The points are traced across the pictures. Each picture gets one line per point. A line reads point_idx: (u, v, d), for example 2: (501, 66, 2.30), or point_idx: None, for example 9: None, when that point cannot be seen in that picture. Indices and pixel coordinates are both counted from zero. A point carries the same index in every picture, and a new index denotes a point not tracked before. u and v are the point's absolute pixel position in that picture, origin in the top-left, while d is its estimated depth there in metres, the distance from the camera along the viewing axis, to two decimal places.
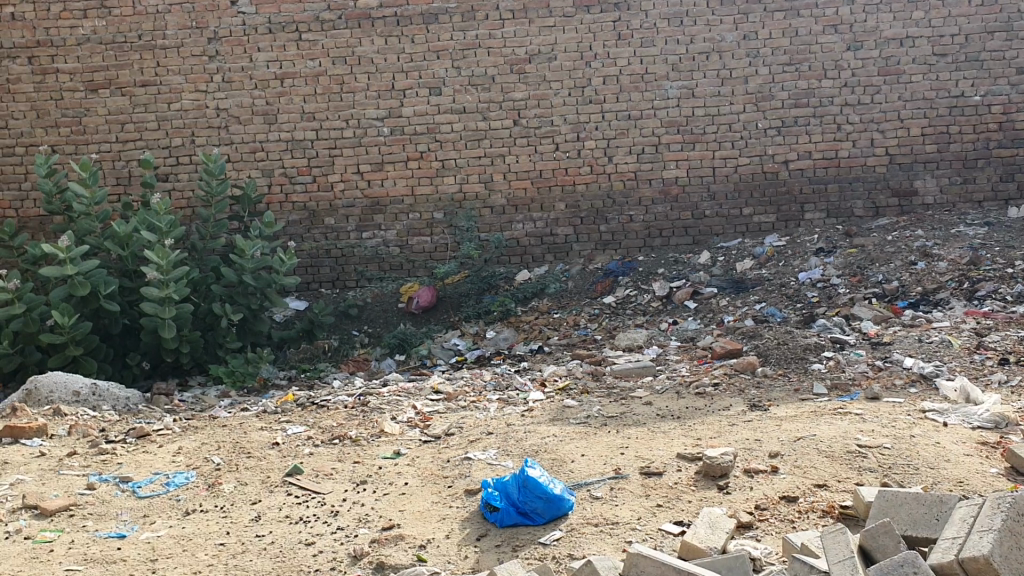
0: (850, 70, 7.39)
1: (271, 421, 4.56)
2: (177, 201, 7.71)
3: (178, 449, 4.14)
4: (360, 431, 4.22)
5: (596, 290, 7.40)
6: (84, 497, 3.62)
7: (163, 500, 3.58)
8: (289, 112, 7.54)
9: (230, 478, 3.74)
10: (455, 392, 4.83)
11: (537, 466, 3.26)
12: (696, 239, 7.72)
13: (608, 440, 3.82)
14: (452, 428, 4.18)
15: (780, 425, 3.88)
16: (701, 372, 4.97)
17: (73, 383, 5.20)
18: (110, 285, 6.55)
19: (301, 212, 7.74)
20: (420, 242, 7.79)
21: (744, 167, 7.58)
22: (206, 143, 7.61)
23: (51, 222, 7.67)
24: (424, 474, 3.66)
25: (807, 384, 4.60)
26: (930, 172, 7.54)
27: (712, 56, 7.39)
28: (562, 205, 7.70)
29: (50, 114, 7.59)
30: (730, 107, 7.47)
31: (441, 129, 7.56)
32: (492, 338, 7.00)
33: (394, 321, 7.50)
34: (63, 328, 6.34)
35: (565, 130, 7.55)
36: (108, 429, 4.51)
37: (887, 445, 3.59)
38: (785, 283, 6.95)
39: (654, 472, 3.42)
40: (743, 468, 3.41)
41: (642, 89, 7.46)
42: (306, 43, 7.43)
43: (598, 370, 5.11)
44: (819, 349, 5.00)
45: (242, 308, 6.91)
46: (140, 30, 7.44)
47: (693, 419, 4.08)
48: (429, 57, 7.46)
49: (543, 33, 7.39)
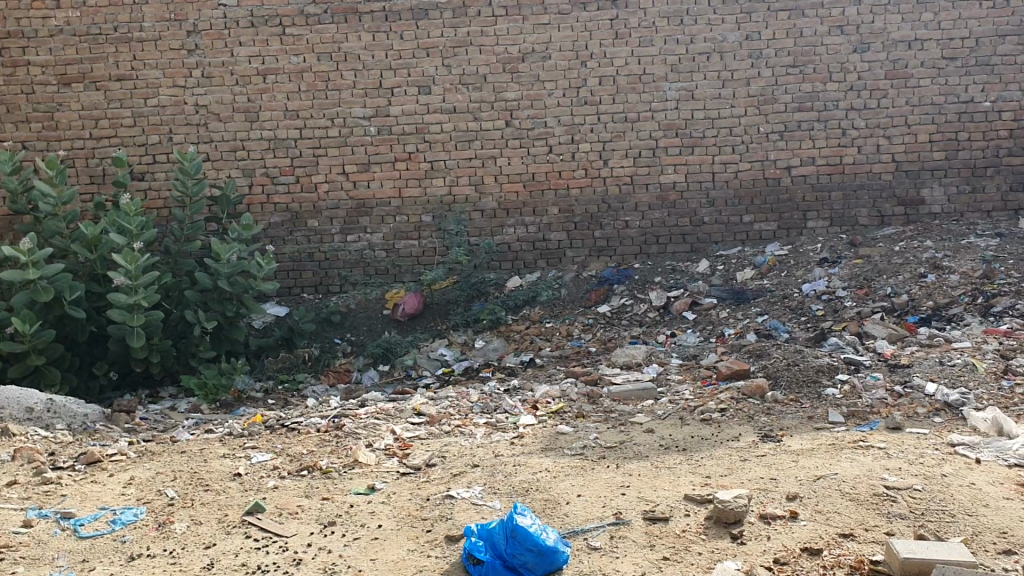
0: (857, 73, 7.03)
1: (236, 446, 4.16)
2: (153, 201, 7.30)
3: (130, 479, 3.73)
4: (332, 461, 3.84)
5: (590, 299, 7.04)
6: (19, 537, 3.21)
7: (107, 542, 3.18)
8: (271, 109, 7.15)
9: (184, 516, 3.35)
10: (439, 415, 4.44)
11: (527, 513, 2.88)
12: (696, 247, 7.35)
13: (607, 477, 3.45)
14: (434, 457, 3.80)
15: (797, 461, 3.50)
16: (707, 395, 4.59)
17: (27, 399, 4.78)
18: (76, 290, 6.14)
19: (282, 213, 7.34)
20: (406, 247, 7.40)
21: (746, 172, 7.21)
22: (184, 141, 7.20)
23: (20, 222, 7.24)
24: (401, 514, 3.27)
25: (821, 411, 4.23)
26: (937, 180, 7.19)
27: (713, 57, 7.02)
28: (555, 209, 7.32)
29: (21, 108, 7.17)
30: (731, 110, 7.10)
31: (430, 129, 7.17)
32: (481, 349, 6.62)
33: (379, 329, 7.11)
34: (23, 336, 5.90)
35: (559, 132, 7.17)
36: (58, 454, 4.10)
37: (918, 487, 3.20)
38: (787, 295, 6.59)
39: (659, 518, 3.04)
40: (758, 513, 3.04)
41: (640, 91, 7.09)
42: (290, 38, 7.03)
43: (594, 392, 4.73)
44: (833, 371, 4.63)
45: (217, 315, 6.51)
46: (116, 22, 7.03)
47: (700, 452, 3.71)
48: (418, 54, 7.06)
49: (537, 30, 7.01)
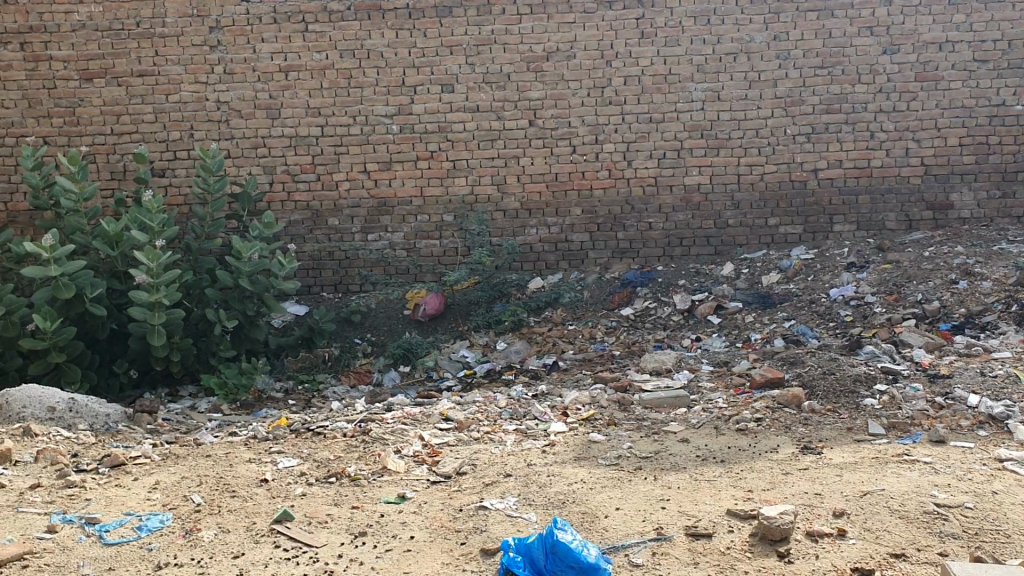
0: (886, 75, 6.90)
1: (261, 451, 4.09)
2: (174, 197, 7.23)
3: (155, 483, 3.65)
4: (361, 467, 3.76)
5: (614, 302, 6.93)
6: (43, 543, 3.13)
7: (133, 549, 3.10)
8: (292, 106, 7.07)
9: (211, 524, 3.27)
10: (466, 420, 4.35)
11: (567, 528, 2.79)
12: (720, 250, 7.24)
13: (644, 489, 3.35)
14: (464, 465, 3.71)
15: (841, 475, 3.40)
16: (740, 403, 4.49)
17: (48, 399, 4.71)
18: (98, 287, 6.06)
19: (302, 211, 7.27)
20: (427, 246, 7.31)
21: (772, 174, 7.09)
22: (205, 137, 7.13)
23: (41, 217, 7.18)
24: (434, 525, 3.18)
25: (860, 422, 4.12)
26: (967, 184, 7.05)
27: (740, 57, 6.90)
28: (578, 210, 7.22)
29: (42, 103, 7.11)
30: (758, 112, 6.99)
31: (453, 128, 7.08)
32: (503, 352, 6.53)
33: (399, 329, 7.02)
34: (44, 333, 5.81)
35: (583, 132, 7.07)
36: (81, 455, 4.03)
37: (970, 505, 3.09)
38: (815, 300, 6.47)
39: (702, 534, 2.94)
40: (805, 531, 2.94)
41: (666, 91, 6.98)
42: (313, 34, 6.95)
43: (625, 399, 4.63)
44: (870, 381, 4.51)
45: (238, 314, 6.44)
46: (138, 17, 6.96)
47: (740, 464, 3.61)
48: (441, 52, 6.97)
49: (562, 29, 6.91)
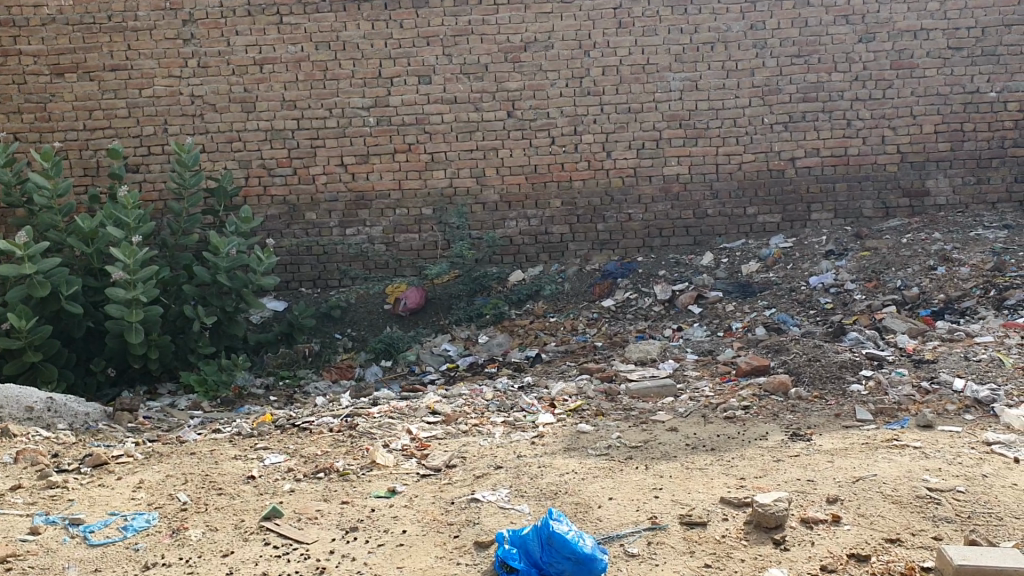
0: (862, 63, 6.92)
1: (246, 448, 4.03)
2: (149, 193, 7.13)
3: (139, 482, 3.59)
4: (349, 462, 3.71)
5: (595, 293, 6.92)
6: (27, 545, 3.06)
7: (119, 549, 3.04)
8: (268, 100, 6.98)
9: (198, 523, 3.22)
10: (453, 413, 4.31)
11: (562, 519, 2.76)
12: (699, 240, 7.24)
13: (636, 479, 3.33)
14: (453, 458, 3.68)
15: (832, 461, 3.40)
16: (727, 392, 4.49)
17: (26, 398, 4.62)
18: (74, 285, 5.95)
19: (280, 206, 7.19)
20: (407, 239, 7.25)
21: (750, 163, 7.09)
22: (180, 132, 7.03)
23: (13, 215, 7.04)
24: (425, 519, 3.15)
25: (847, 408, 4.13)
26: (943, 171, 7.09)
27: (717, 46, 6.90)
28: (558, 201, 7.19)
29: (12, 99, 6.98)
30: (736, 101, 6.99)
31: (431, 120, 7.02)
32: (485, 344, 6.49)
33: (380, 324, 6.97)
34: (19, 332, 5.69)
35: (562, 122, 7.03)
36: (61, 455, 3.95)
37: (961, 489, 3.10)
38: (795, 288, 6.48)
39: (697, 523, 2.93)
40: (799, 517, 2.93)
41: (644, 80, 6.95)
42: (288, 27, 6.86)
43: (612, 390, 4.62)
44: (855, 367, 4.53)
45: (217, 310, 6.36)
46: (109, 11, 6.85)
47: (730, 452, 3.60)
48: (418, 44, 6.91)
49: (539, 19, 6.86)
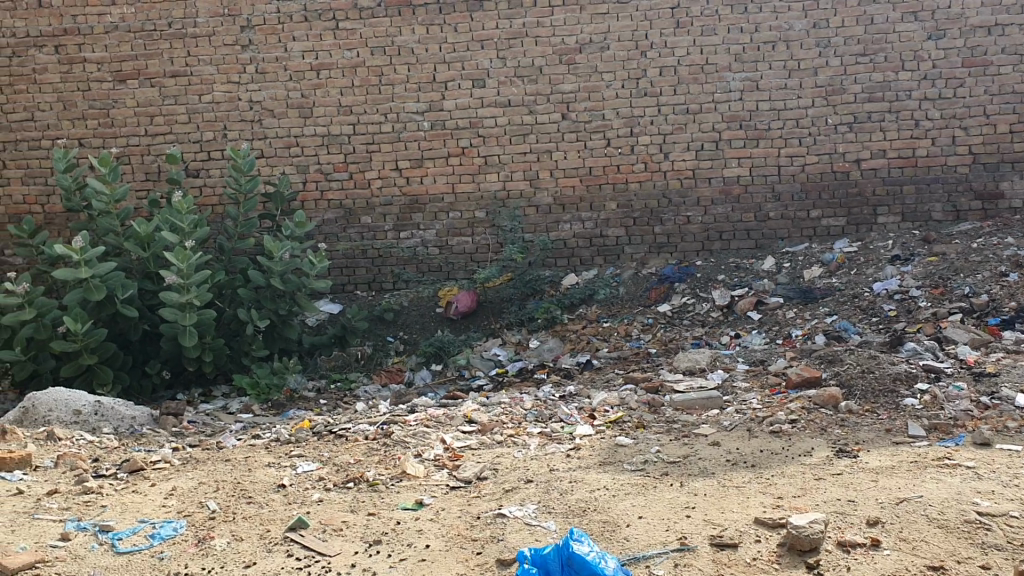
0: (931, 61, 6.65)
1: (282, 455, 4.03)
2: (208, 197, 7.19)
3: (171, 489, 3.62)
4: (380, 472, 3.67)
5: (650, 298, 6.78)
6: (55, 551, 3.08)
7: (145, 558, 3.04)
8: (324, 104, 7.00)
9: (225, 532, 3.21)
10: (491, 423, 4.24)
11: (584, 539, 2.71)
12: (760, 243, 7.03)
13: (669, 497, 3.22)
14: (485, 470, 3.62)
15: (877, 481, 3.23)
16: (776, 404, 4.33)
17: (74, 402, 4.70)
18: (129, 289, 6.01)
19: (336, 210, 7.19)
20: (460, 243, 7.19)
21: (813, 165, 6.87)
22: (239, 137, 7.08)
23: (77, 219, 7.16)
24: (450, 533, 3.09)
25: (900, 423, 3.94)
26: (1018, 172, 6.78)
27: (779, 46, 6.71)
28: (613, 204, 7.05)
29: (77, 105, 7.09)
30: (799, 101, 6.77)
31: (485, 124, 6.96)
32: (536, 350, 6.41)
33: (432, 327, 6.93)
34: (76, 335, 5.78)
35: (617, 124, 6.90)
36: (101, 460, 4.00)
37: (1015, 513, 2.91)
38: (857, 295, 6.26)
39: (728, 544, 2.80)
40: (836, 540, 2.79)
41: (702, 81, 6.79)
42: (343, 32, 6.88)
43: (656, 401, 4.49)
44: (912, 380, 4.33)
45: (271, 313, 6.35)
46: (170, 18, 6.92)
47: (772, 469, 3.46)
48: (472, 47, 6.86)
49: (595, 21, 6.76)
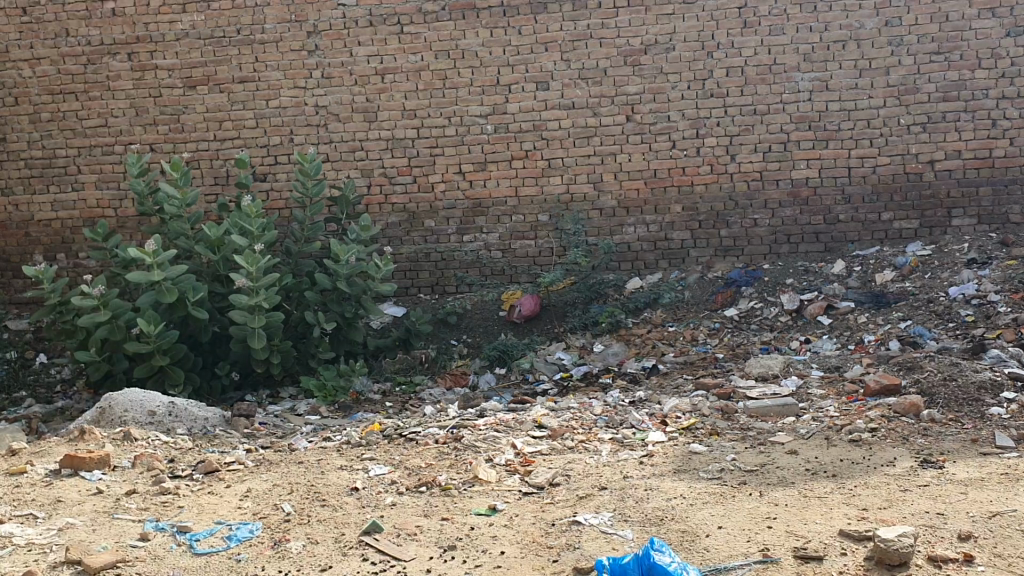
0: (1009, 58, 6.45)
1: (353, 458, 4.04)
2: (274, 201, 7.26)
3: (247, 491, 3.65)
4: (452, 477, 3.66)
5: (716, 302, 6.68)
6: (136, 551, 3.12)
7: (223, 560, 3.07)
8: (389, 109, 7.03)
9: (300, 535, 3.22)
10: (561, 428, 4.20)
11: (665, 549, 2.66)
12: (830, 246, 6.86)
13: (749, 507, 3.14)
14: (557, 476, 3.58)
15: (967, 493, 3.12)
16: (854, 412, 4.21)
17: (149, 402, 4.77)
18: (200, 292, 6.08)
19: (400, 213, 7.21)
20: (523, 246, 7.15)
21: (885, 167, 6.70)
22: (305, 142, 7.14)
23: (148, 222, 7.29)
24: (525, 540, 3.06)
25: (986, 433, 3.81)
26: None
27: (849, 45, 6.56)
28: (678, 207, 6.95)
29: (149, 111, 7.21)
30: (870, 101, 6.61)
31: (549, 127, 6.92)
32: (601, 354, 6.36)
33: (495, 331, 6.91)
34: (149, 336, 5.86)
35: (683, 126, 6.81)
36: (176, 462, 4.05)
37: None
38: (933, 299, 6.08)
39: (813, 557, 2.73)
40: (927, 555, 2.69)
41: (770, 81, 6.67)
42: (408, 36, 6.90)
43: (728, 407, 4.40)
44: (997, 388, 4.19)
45: (337, 316, 6.38)
46: (238, 24, 7.01)
47: (854, 479, 3.36)
48: (537, 49, 6.82)
49: (660, 22, 6.67)
